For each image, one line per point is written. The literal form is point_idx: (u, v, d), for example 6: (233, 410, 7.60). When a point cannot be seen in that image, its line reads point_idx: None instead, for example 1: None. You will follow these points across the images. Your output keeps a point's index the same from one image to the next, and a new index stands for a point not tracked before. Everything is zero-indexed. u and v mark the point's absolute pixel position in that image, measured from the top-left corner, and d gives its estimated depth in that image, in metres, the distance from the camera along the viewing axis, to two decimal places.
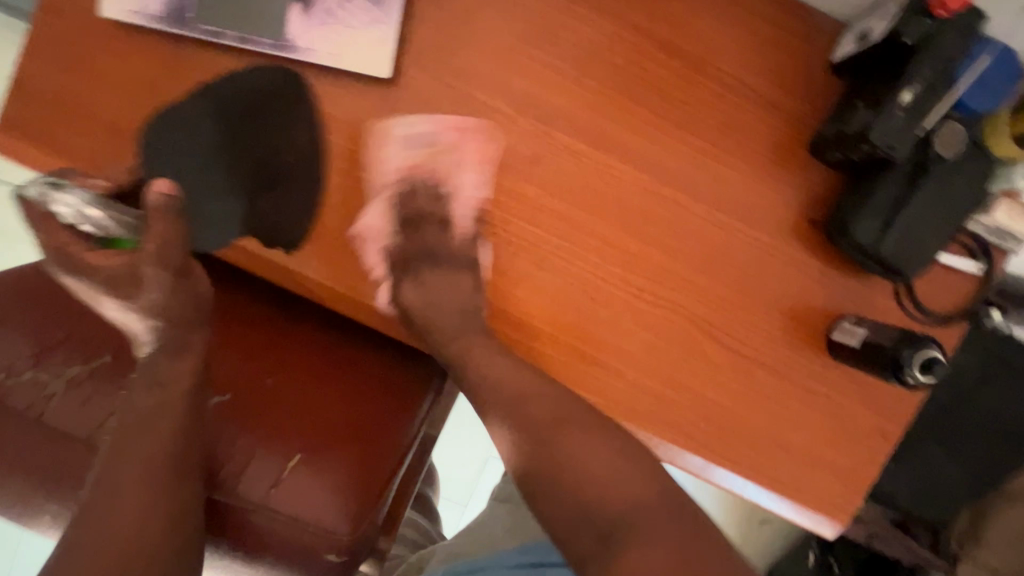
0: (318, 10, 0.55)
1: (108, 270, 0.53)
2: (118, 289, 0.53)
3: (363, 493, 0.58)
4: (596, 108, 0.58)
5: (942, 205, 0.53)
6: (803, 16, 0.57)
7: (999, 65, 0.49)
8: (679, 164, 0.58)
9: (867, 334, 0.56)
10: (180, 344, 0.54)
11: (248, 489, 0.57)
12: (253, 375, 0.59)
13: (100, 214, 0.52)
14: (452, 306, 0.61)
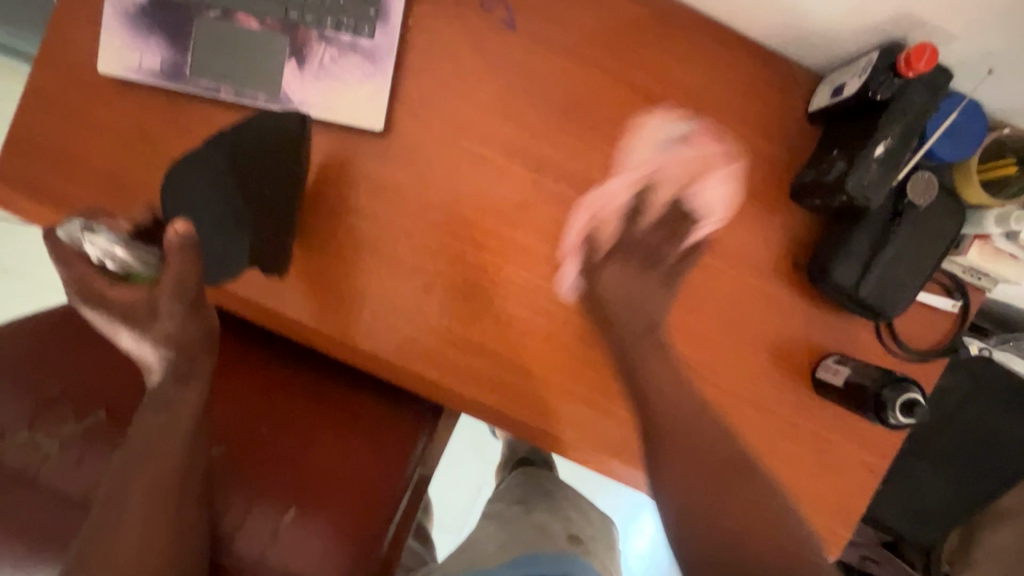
0: (312, 65, 0.56)
1: (124, 306, 0.50)
2: (136, 323, 0.50)
3: (360, 547, 0.57)
4: (584, 155, 0.60)
5: (920, 249, 0.54)
6: (780, 66, 0.60)
7: (965, 119, 0.51)
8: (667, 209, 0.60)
9: (850, 374, 0.57)
10: (186, 375, 0.51)
11: (244, 546, 0.54)
12: (247, 422, 0.57)
13: (124, 253, 0.49)
14: (629, 309, 0.59)
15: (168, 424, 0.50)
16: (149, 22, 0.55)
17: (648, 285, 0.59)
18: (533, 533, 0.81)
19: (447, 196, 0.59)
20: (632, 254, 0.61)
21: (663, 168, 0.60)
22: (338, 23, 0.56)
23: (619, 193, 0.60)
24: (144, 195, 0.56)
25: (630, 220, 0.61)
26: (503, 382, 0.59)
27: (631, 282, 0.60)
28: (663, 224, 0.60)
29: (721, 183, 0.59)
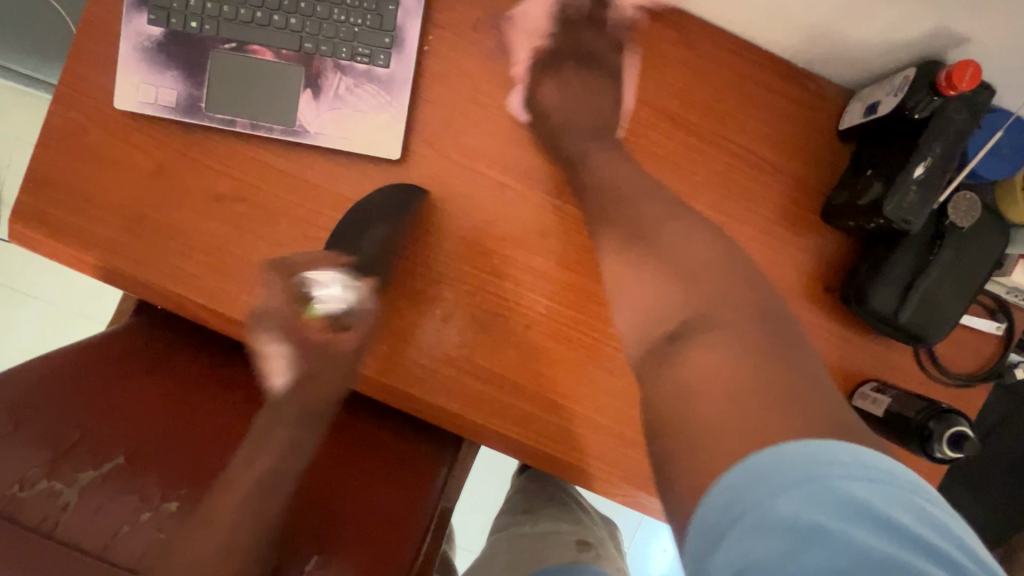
0: (327, 95, 0.55)
1: (316, 349, 0.54)
2: (313, 366, 0.54)
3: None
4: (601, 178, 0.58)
5: (962, 272, 0.52)
6: (807, 83, 0.58)
7: (1009, 136, 0.49)
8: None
9: (891, 404, 0.54)
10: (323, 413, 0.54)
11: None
12: None
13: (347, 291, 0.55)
14: (588, 121, 0.58)
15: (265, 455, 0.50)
16: (165, 57, 0.55)
17: (595, 91, 0.59)
18: (540, 546, 0.80)
19: (465, 224, 0.58)
20: (566, 64, 0.60)
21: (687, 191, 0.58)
22: (353, 53, 0.55)
23: (534, 17, 0.58)
24: (162, 230, 0.56)
25: (559, 27, 0.60)
26: (527, 415, 0.57)
27: (583, 93, 0.59)
28: (601, 29, 0.60)
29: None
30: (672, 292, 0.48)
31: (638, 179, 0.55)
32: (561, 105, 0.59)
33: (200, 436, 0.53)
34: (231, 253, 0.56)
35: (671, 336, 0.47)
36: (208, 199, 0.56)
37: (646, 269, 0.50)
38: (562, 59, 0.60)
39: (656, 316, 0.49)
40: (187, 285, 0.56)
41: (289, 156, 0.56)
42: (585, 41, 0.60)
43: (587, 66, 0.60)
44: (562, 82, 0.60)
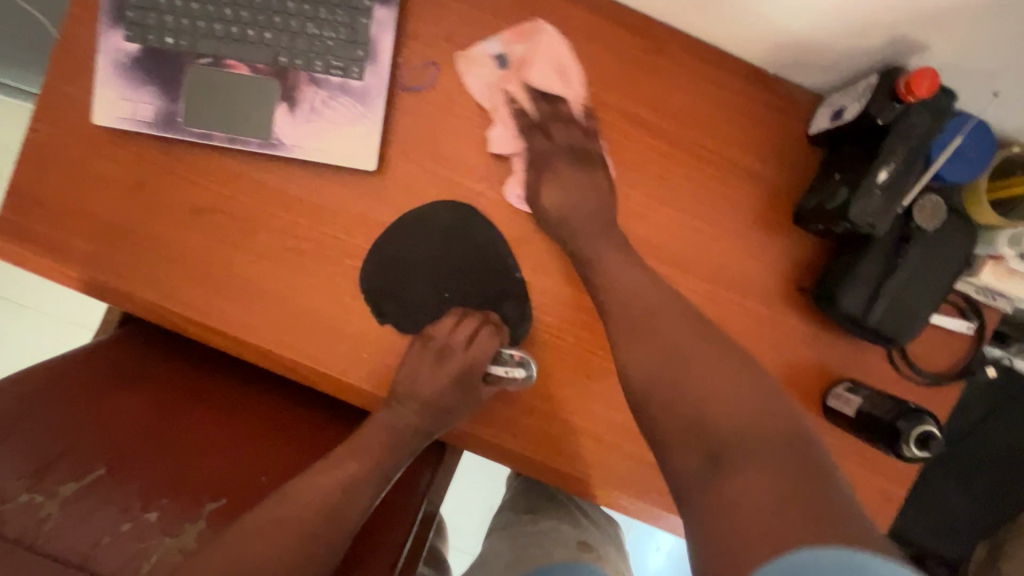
0: (302, 109, 0.56)
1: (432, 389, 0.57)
2: (444, 401, 0.57)
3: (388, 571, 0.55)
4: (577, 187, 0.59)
5: (929, 273, 0.53)
6: (777, 89, 0.58)
7: (973, 139, 0.50)
8: (667, 238, 0.59)
9: (862, 404, 0.55)
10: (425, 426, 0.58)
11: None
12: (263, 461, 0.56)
13: (516, 361, 0.57)
14: (591, 215, 0.57)
15: (327, 477, 0.53)
16: (142, 73, 0.56)
17: (592, 184, 0.58)
18: (542, 545, 0.81)
19: (444, 234, 0.58)
20: (559, 161, 0.58)
21: (662, 198, 0.59)
22: (328, 66, 0.56)
23: (506, 136, 0.58)
24: (145, 243, 0.57)
25: (533, 127, 0.59)
26: (509, 421, 0.58)
27: (581, 187, 0.57)
28: (573, 123, 0.59)
29: (558, 51, 0.58)
30: (699, 409, 0.46)
31: (652, 281, 0.54)
32: (566, 208, 0.57)
33: (186, 443, 0.53)
34: (213, 266, 0.57)
35: (713, 461, 0.43)
36: (189, 213, 0.57)
37: (671, 379, 0.47)
38: (551, 162, 0.59)
39: (687, 438, 0.45)
40: (168, 297, 0.56)
41: (266, 168, 0.57)
42: (562, 138, 0.59)
43: (580, 163, 0.58)
44: (557, 181, 0.58)
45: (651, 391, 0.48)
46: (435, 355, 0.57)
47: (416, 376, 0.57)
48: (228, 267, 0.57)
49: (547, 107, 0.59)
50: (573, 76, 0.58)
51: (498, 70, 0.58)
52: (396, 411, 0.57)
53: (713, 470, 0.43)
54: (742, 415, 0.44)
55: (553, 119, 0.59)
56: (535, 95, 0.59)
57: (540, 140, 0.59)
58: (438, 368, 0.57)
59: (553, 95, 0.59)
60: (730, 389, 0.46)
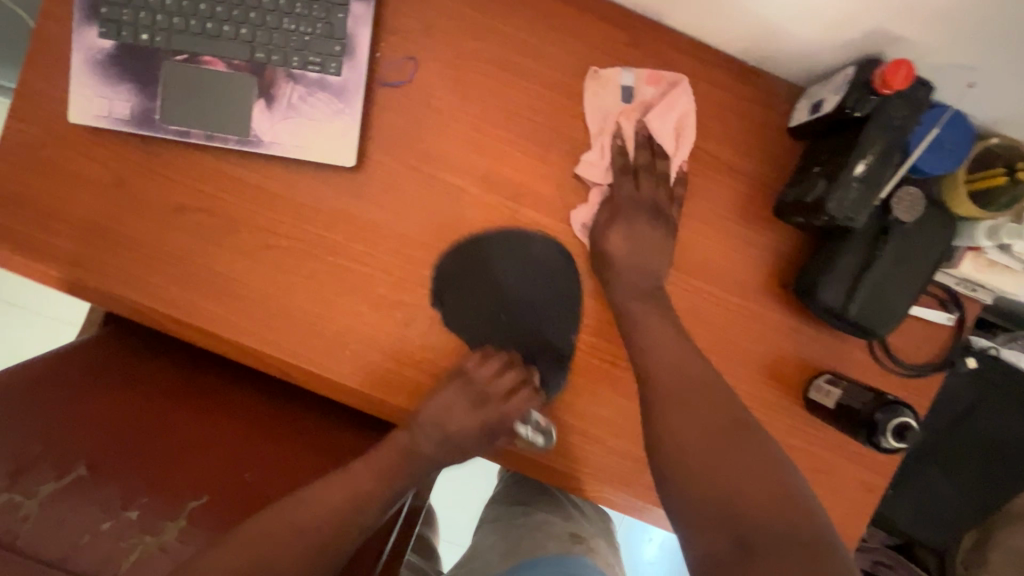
0: (280, 105, 0.56)
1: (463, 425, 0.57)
2: (464, 441, 0.57)
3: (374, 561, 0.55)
4: (583, 193, 0.58)
5: (908, 265, 0.53)
6: (757, 82, 0.58)
7: (951, 130, 0.50)
8: (669, 242, 0.57)
9: (841, 395, 0.55)
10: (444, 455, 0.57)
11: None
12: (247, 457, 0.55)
13: (542, 428, 0.57)
14: (650, 269, 0.56)
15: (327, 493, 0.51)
16: (117, 69, 0.55)
17: (659, 244, 0.57)
18: (532, 537, 0.81)
19: (426, 231, 0.58)
20: (636, 212, 0.57)
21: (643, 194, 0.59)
22: (305, 62, 0.55)
23: (595, 165, 0.58)
24: (124, 242, 0.56)
25: (625, 171, 0.58)
26: (492, 417, 0.58)
27: (647, 240, 0.56)
28: (663, 181, 0.58)
29: (684, 110, 0.58)
30: (725, 484, 0.43)
31: (641, 304, 0.55)
32: (627, 250, 0.56)
33: (169, 441, 0.53)
34: (194, 265, 0.57)
35: (738, 546, 0.40)
36: (168, 211, 0.57)
37: (694, 454, 0.45)
38: (628, 210, 0.57)
39: (712, 516, 0.42)
40: (149, 296, 0.56)
41: (245, 165, 0.57)
42: (648, 192, 0.57)
43: (655, 217, 0.57)
44: (625, 228, 0.57)
45: (672, 462, 0.46)
46: (468, 396, 0.57)
47: (448, 412, 0.56)
48: (207, 265, 0.57)
49: (648, 158, 0.58)
50: (688, 137, 0.58)
51: (631, 109, 0.58)
52: (416, 435, 0.56)
53: (740, 557, 0.39)
54: (771, 501, 0.41)
55: (646, 170, 0.58)
56: (642, 143, 0.58)
57: (629, 184, 0.58)
58: (471, 410, 0.57)
59: (658, 147, 0.58)
60: (754, 469, 0.43)
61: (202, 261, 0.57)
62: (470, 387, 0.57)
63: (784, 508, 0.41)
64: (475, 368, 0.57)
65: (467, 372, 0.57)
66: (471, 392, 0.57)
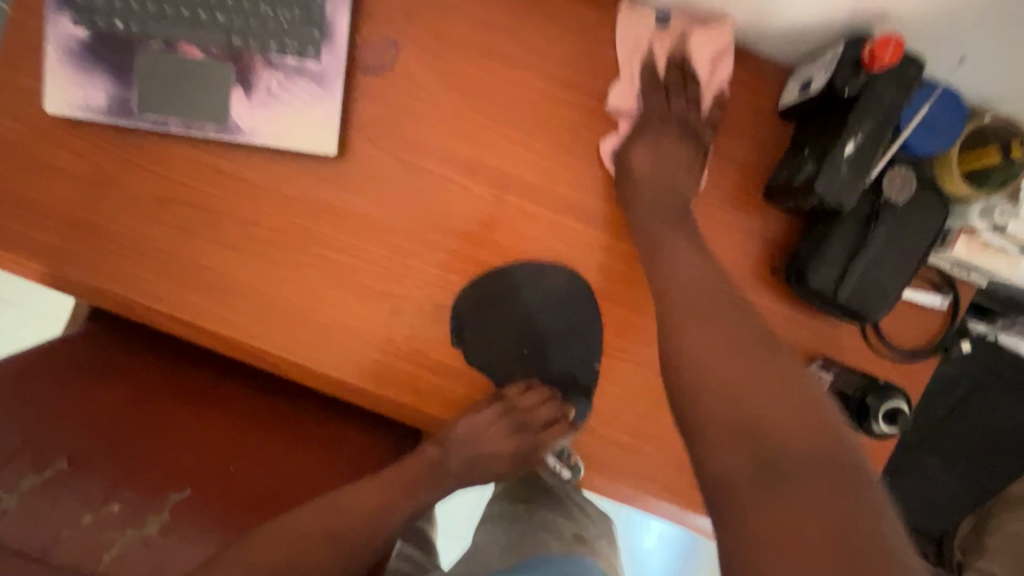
0: (259, 92, 0.55)
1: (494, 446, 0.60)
2: (492, 462, 0.61)
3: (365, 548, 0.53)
4: (611, 124, 0.58)
5: (898, 248, 0.52)
6: (746, 62, 0.57)
7: (943, 108, 0.49)
8: (696, 167, 0.57)
9: (833, 382, 0.54)
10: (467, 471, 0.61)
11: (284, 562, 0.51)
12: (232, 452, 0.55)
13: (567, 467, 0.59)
14: (671, 194, 0.56)
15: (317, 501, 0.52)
16: (93, 59, 0.54)
17: (686, 164, 0.57)
18: (535, 535, 0.79)
19: (411, 220, 0.57)
20: (662, 136, 0.58)
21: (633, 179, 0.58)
22: (283, 47, 0.54)
23: (625, 93, 0.57)
24: (104, 235, 0.56)
25: (653, 90, 0.58)
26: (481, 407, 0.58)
27: (669, 164, 0.57)
28: (693, 104, 0.58)
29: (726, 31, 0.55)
30: (754, 413, 0.41)
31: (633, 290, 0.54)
32: (649, 173, 0.56)
33: (153, 434, 0.52)
34: (176, 257, 0.56)
35: (761, 466, 0.39)
36: (149, 203, 0.56)
37: (722, 384, 0.44)
38: (653, 134, 0.58)
39: (736, 437, 0.41)
40: (132, 289, 0.55)
41: (225, 156, 0.56)
42: (676, 111, 0.58)
43: (681, 140, 0.58)
44: (648, 153, 0.57)
45: (698, 390, 0.44)
46: (510, 425, 0.60)
47: (488, 437, 0.59)
48: (189, 257, 0.56)
49: (679, 78, 0.58)
50: (724, 58, 0.56)
51: (664, 32, 0.57)
52: (448, 452, 0.59)
53: (760, 476, 0.39)
54: (804, 434, 0.40)
55: (677, 91, 0.58)
56: (675, 67, 0.58)
57: (658, 103, 0.59)
58: (509, 434, 0.60)
59: (690, 71, 0.58)
60: (790, 404, 0.42)
61: (184, 253, 0.56)
62: (516, 417, 0.60)
63: (820, 440, 0.39)
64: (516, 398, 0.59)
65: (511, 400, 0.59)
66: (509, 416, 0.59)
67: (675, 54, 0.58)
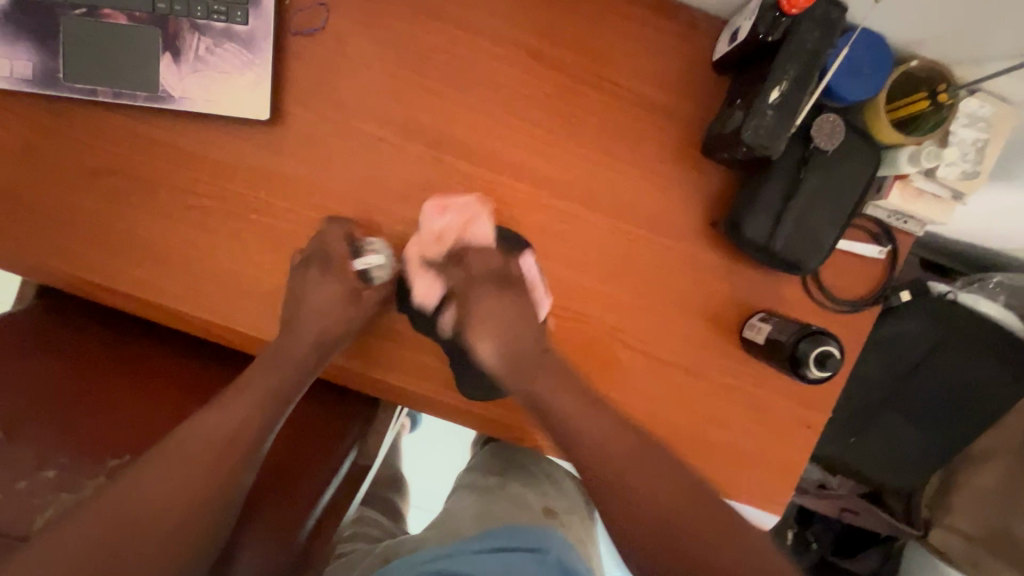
0: (187, 58, 0.54)
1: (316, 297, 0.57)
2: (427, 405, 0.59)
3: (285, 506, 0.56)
4: (545, 89, 0.57)
5: (830, 196, 0.52)
6: (679, 16, 0.57)
7: (868, 52, 0.49)
8: (631, 124, 0.58)
9: (771, 331, 0.56)
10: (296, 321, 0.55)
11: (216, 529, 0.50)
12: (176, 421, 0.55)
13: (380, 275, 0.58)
14: (520, 338, 0.54)
15: (207, 425, 0.49)
16: (15, 27, 0.53)
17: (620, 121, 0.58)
18: (507, 506, 0.77)
19: (348, 185, 0.57)
20: (482, 286, 0.56)
21: (484, 338, 0.54)
22: (209, 11, 0.54)
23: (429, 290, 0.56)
24: (36, 207, 0.55)
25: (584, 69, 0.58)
26: (426, 368, 0.58)
27: (514, 322, 0.55)
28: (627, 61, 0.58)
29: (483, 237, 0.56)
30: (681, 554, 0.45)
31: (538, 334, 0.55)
32: (478, 320, 0.55)
33: (94, 404, 0.54)
34: (112, 227, 0.55)
35: None
36: (81, 174, 0.55)
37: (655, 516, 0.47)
38: (473, 294, 0.56)
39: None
40: (69, 261, 0.55)
41: (157, 124, 0.55)
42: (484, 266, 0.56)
43: (502, 291, 0.55)
44: (489, 318, 0.55)
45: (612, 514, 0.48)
46: (319, 268, 0.56)
47: (310, 289, 0.56)
48: (124, 227, 0.55)
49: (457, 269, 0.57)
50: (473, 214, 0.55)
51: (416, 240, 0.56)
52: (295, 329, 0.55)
53: None
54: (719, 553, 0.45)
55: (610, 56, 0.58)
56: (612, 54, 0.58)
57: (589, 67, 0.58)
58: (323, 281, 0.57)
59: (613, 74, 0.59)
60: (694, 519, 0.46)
61: (118, 224, 0.55)
62: (323, 259, 0.56)
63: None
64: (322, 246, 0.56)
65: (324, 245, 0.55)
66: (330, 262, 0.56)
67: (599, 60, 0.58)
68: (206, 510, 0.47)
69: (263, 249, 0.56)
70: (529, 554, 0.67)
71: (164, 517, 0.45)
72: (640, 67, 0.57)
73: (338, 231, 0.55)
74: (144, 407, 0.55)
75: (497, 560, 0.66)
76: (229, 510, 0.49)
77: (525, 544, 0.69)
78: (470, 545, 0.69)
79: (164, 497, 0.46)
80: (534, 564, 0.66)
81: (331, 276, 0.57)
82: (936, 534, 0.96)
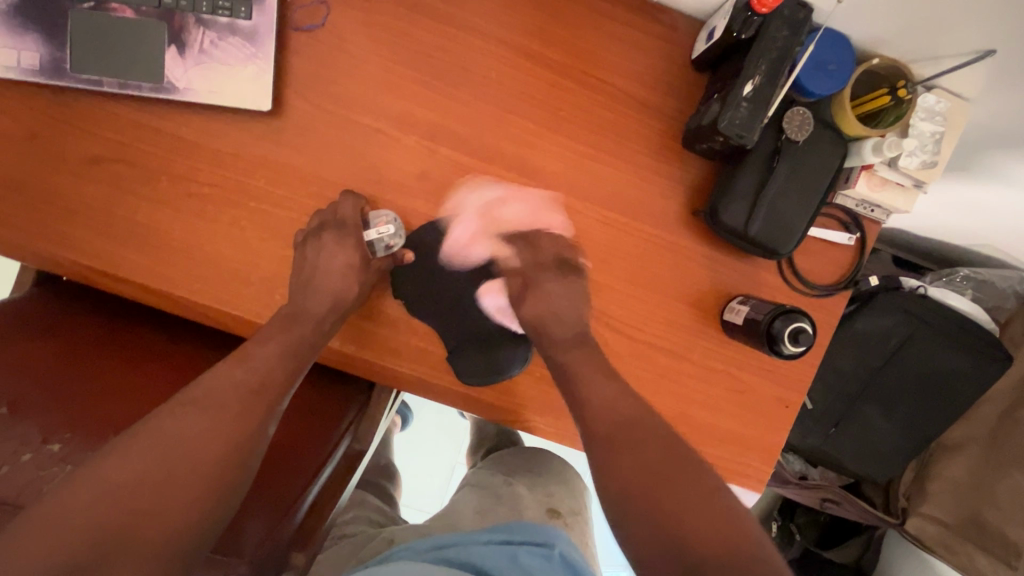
0: (192, 51, 0.57)
1: (327, 261, 0.59)
2: (422, 387, 0.61)
3: (287, 489, 0.58)
4: (535, 84, 0.60)
5: (801, 184, 0.56)
6: (660, 18, 0.61)
7: (833, 50, 0.53)
8: (616, 118, 0.61)
9: (748, 312, 0.59)
10: (304, 282, 0.58)
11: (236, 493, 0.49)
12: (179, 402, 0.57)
13: (389, 247, 0.60)
14: (569, 318, 0.59)
15: (235, 372, 0.52)
16: (23, 20, 0.55)
17: (606, 115, 0.61)
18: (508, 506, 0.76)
19: (347, 173, 0.59)
20: (543, 272, 0.62)
21: (528, 311, 0.61)
22: (214, 7, 0.56)
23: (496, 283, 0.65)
24: (38, 193, 0.56)
25: (568, 69, 0.61)
26: (421, 352, 0.60)
27: (569, 302, 0.60)
28: (614, 55, 0.61)
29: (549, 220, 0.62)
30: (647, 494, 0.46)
31: (585, 301, 0.60)
32: (552, 315, 0.59)
33: (100, 385, 0.56)
34: (115, 214, 0.57)
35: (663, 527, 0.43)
36: (85, 163, 0.57)
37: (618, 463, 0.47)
38: (540, 279, 0.62)
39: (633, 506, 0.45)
40: (71, 247, 0.56)
41: (160, 114, 0.57)
42: (549, 249, 0.62)
43: (568, 276, 0.61)
44: (547, 302, 0.60)
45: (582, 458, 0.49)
46: (334, 234, 0.58)
47: (321, 253, 0.58)
48: (126, 214, 0.57)
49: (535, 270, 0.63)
50: (557, 211, 0.62)
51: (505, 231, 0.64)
52: (309, 292, 0.58)
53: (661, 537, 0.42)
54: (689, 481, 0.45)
55: (597, 45, 0.61)
56: (599, 63, 0.61)
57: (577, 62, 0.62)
58: (337, 245, 0.59)
59: (595, 81, 0.61)
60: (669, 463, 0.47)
61: (121, 211, 0.57)
62: (339, 227, 0.58)
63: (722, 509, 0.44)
64: (337, 214, 0.58)
65: (338, 211, 0.58)
66: (344, 230, 0.58)
67: (583, 67, 0.61)
68: (227, 461, 0.48)
69: (264, 234, 0.58)
70: (535, 548, 0.66)
71: (185, 467, 0.46)
72: (625, 64, 0.61)
73: (352, 204, 0.58)
74: (149, 389, 0.57)
75: (505, 552, 0.65)
76: (247, 463, 0.49)
77: (530, 538, 0.67)
78: (473, 539, 0.68)
79: (186, 445, 0.46)
80: (542, 559, 0.64)
81: (340, 244, 0.59)
82: (913, 522, 0.97)
